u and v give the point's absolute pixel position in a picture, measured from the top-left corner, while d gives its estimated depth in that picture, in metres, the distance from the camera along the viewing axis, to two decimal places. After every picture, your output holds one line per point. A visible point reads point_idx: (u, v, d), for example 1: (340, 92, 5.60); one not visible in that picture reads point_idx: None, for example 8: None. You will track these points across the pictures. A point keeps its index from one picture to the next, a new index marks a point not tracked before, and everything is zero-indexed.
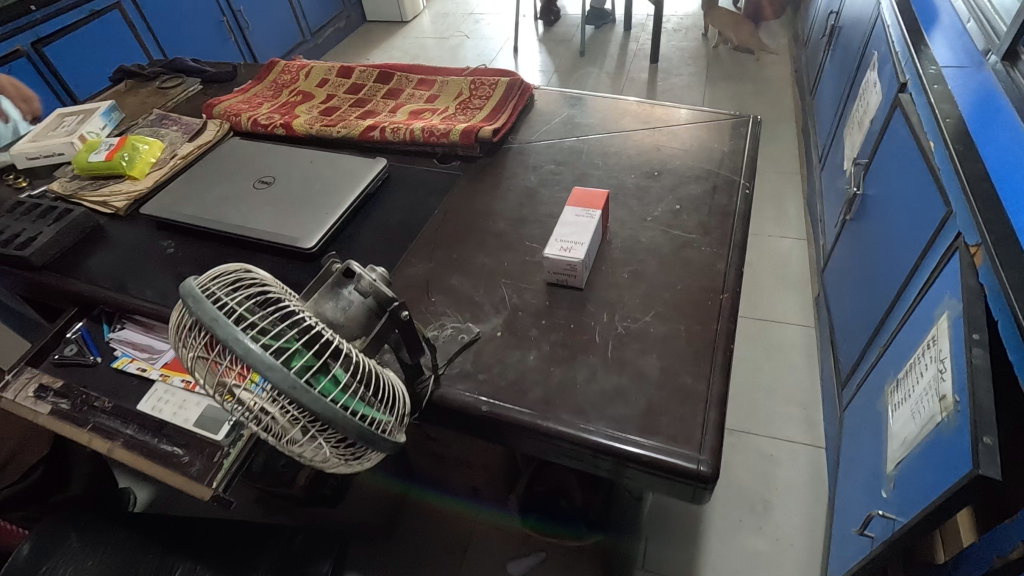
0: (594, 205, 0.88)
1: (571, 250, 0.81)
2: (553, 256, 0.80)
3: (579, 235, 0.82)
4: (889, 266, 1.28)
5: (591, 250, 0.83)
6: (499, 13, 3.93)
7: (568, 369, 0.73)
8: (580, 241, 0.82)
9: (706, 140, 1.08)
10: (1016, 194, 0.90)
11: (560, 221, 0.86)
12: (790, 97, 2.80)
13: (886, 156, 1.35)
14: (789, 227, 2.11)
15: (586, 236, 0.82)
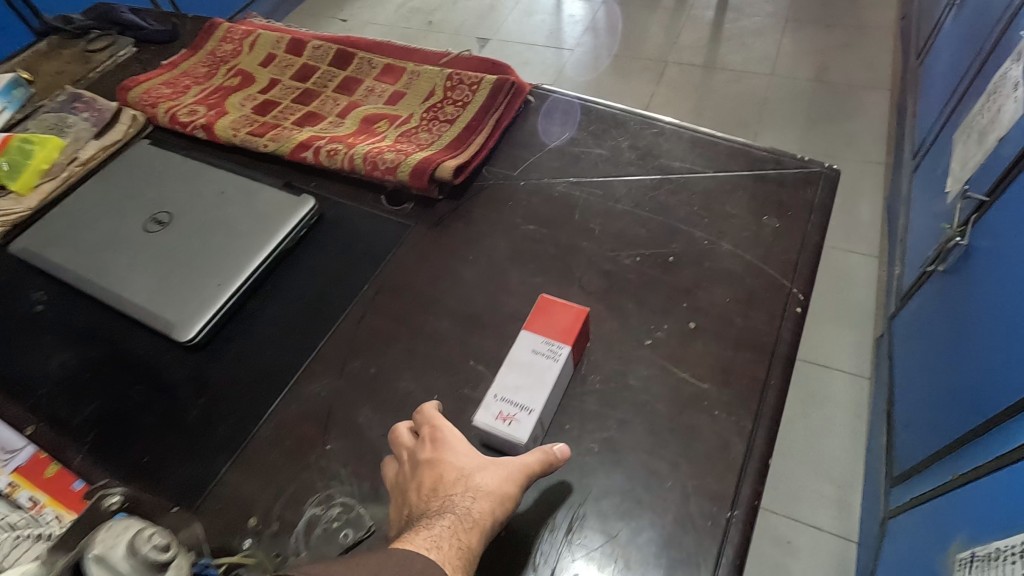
0: (564, 334, 0.61)
1: (513, 422, 0.56)
2: (484, 427, 0.56)
3: (530, 395, 0.57)
4: (983, 367, 0.95)
5: (546, 415, 0.58)
6: None
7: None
8: (529, 405, 0.56)
9: (753, 203, 0.76)
10: None
11: (511, 359, 0.59)
12: (889, 54, 2.26)
13: (1012, 206, 0.98)
14: (860, 240, 1.73)
15: (539, 400, 0.57)
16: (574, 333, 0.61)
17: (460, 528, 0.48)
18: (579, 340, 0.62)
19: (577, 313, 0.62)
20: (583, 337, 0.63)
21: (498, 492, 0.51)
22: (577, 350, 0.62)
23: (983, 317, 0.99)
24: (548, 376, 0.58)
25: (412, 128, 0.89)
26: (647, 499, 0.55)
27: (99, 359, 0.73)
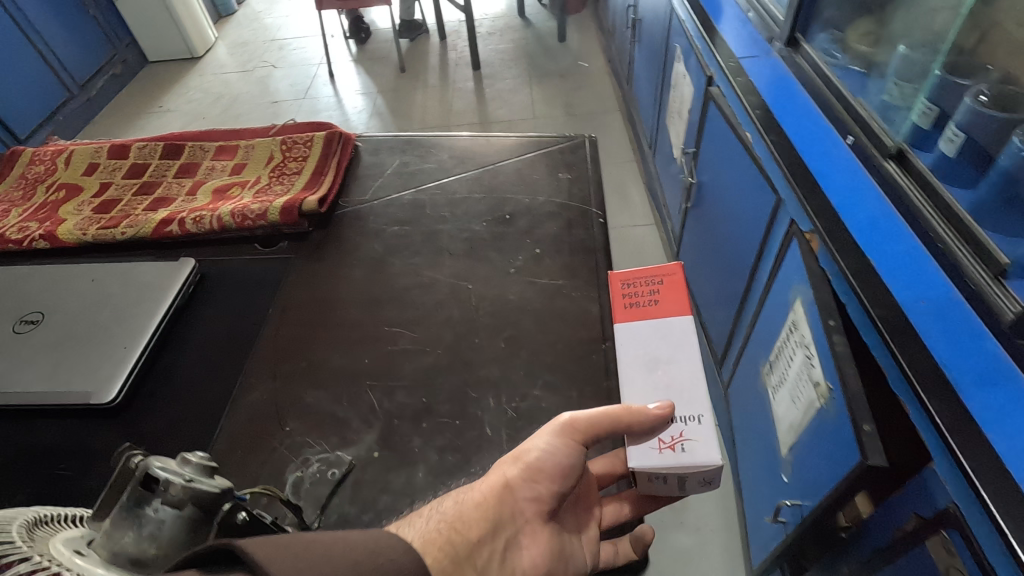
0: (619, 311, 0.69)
1: (676, 442, 0.58)
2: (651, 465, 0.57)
3: (688, 403, 0.60)
4: (734, 250, 1.34)
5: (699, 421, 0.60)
6: (304, 38, 3.67)
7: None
8: (691, 414, 0.59)
9: (548, 169, 1.04)
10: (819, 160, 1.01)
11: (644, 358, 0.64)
12: (609, 86, 2.95)
13: (709, 143, 1.43)
14: (638, 216, 2.21)
15: (638, 396, 0.62)
16: (622, 303, 0.69)
17: (471, 516, 0.54)
18: (643, 296, 0.69)
19: (618, 281, 0.71)
20: (660, 288, 0.69)
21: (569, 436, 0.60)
22: (651, 310, 0.67)
23: (721, 220, 1.40)
24: (625, 368, 0.64)
25: (265, 185, 1.03)
26: (550, 360, 0.74)
27: (4, 459, 0.71)
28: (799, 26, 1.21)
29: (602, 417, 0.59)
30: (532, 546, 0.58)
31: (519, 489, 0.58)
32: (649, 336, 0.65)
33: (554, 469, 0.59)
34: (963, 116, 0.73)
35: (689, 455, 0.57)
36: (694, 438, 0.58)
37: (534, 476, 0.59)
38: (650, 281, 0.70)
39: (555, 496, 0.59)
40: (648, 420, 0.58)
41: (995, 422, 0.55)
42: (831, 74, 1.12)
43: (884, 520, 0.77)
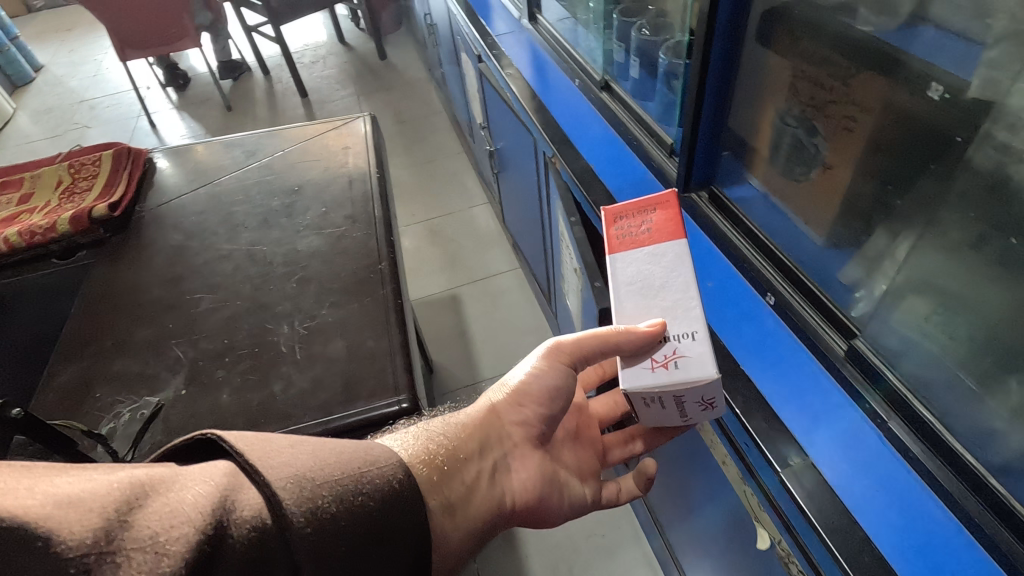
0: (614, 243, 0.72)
1: (669, 360, 0.62)
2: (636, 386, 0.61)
3: (687, 322, 0.63)
4: (526, 198, 1.59)
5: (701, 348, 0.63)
6: (118, 93, 3.53)
7: (535, 516, 0.78)
8: (689, 331, 0.63)
9: (332, 145, 1.18)
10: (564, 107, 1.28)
11: (635, 281, 0.69)
12: (433, 91, 3.16)
13: (493, 113, 1.66)
14: (474, 199, 2.41)
15: (629, 317, 0.66)
16: (614, 237, 0.72)
17: (457, 434, 0.71)
18: (635, 225, 0.73)
19: (611, 216, 0.74)
20: (654, 215, 0.72)
21: (546, 362, 0.73)
22: (643, 237, 0.71)
23: (515, 176, 1.64)
24: (619, 293, 0.68)
25: (54, 206, 1.06)
26: (337, 287, 0.88)
27: None
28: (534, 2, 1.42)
29: (585, 341, 0.68)
30: (522, 469, 0.75)
31: (507, 415, 0.75)
32: (643, 262, 0.69)
33: (541, 394, 0.74)
34: (639, 46, 1.09)
35: (683, 371, 0.60)
36: (687, 354, 0.61)
37: (520, 401, 0.74)
38: (642, 211, 0.74)
39: (540, 419, 0.75)
40: (643, 337, 0.63)
41: None
42: (561, 34, 1.35)
43: None
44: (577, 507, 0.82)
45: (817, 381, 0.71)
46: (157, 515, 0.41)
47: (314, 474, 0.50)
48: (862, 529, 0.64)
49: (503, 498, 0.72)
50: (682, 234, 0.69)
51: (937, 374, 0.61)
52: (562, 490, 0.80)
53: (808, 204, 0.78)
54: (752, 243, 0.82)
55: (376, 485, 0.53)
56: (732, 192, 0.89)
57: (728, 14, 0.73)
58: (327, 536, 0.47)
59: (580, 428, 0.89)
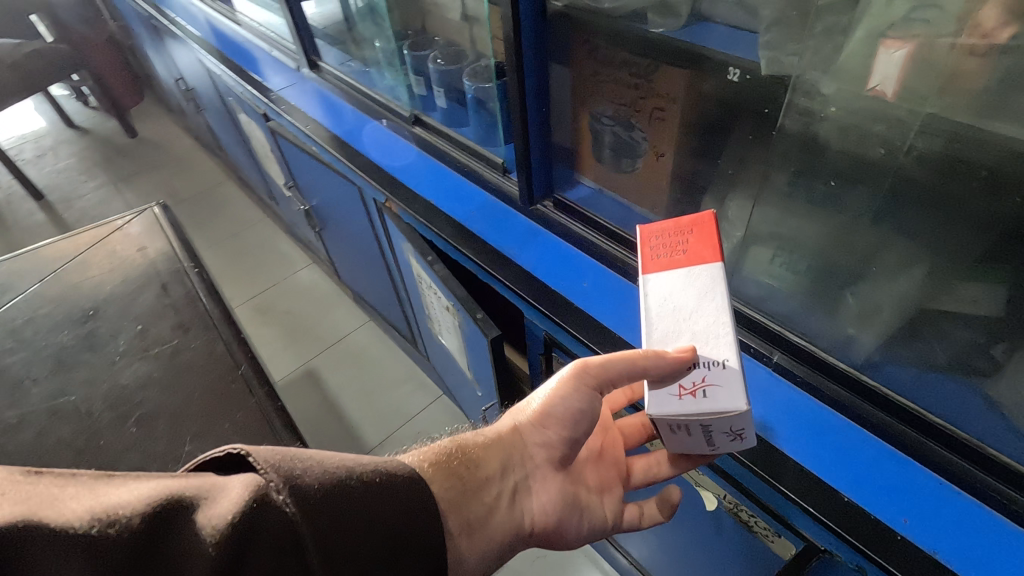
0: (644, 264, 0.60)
1: (696, 389, 0.53)
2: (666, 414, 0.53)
3: (718, 347, 0.54)
4: (361, 248, 1.50)
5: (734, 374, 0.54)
6: None
7: (552, 537, 0.76)
8: (722, 357, 0.53)
9: (123, 250, 0.99)
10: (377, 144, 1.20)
11: (670, 301, 0.57)
12: (208, 159, 2.85)
13: (297, 170, 1.54)
14: (296, 263, 2.24)
15: (659, 340, 0.56)
16: (645, 257, 0.60)
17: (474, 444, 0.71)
18: (667, 249, 0.59)
19: (647, 232, 0.61)
20: (689, 238, 0.59)
21: (565, 383, 0.67)
22: (681, 255, 0.58)
23: (342, 228, 1.54)
24: (647, 317, 0.58)
25: None
26: (194, 412, 0.74)
27: None
28: (310, 51, 1.39)
29: (615, 363, 0.59)
30: (539, 492, 0.72)
31: (530, 435, 0.72)
32: (674, 287, 0.57)
33: (565, 416, 0.69)
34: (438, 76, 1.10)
35: (711, 400, 0.52)
36: (717, 383, 0.53)
37: (545, 424, 0.70)
38: (681, 231, 0.60)
39: (563, 441, 0.71)
40: (673, 359, 0.53)
41: (542, 269, 0.90)
42: (352, 78, 1.34)
43: (536, 369, 1.02)
44: (591, 531, 0.78)
45: None
46: (183, 541, 0.41)
47: (339, 490, 0.48)
48: (785, 453, 0.66)
49: (521, 520, 0.70)
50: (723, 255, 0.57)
51: (792, 305, 0.73)
52: (581, 511, 0.76)
53: (640, 192, 0.88)
54: (608, 237, 0.88)
55: (393, 505, 0.51)
56: (571, 195, 0.95)
57: (532, 38, 0.76)
58: (342, 554, 0.47)
59: (606, 448, 0.82)
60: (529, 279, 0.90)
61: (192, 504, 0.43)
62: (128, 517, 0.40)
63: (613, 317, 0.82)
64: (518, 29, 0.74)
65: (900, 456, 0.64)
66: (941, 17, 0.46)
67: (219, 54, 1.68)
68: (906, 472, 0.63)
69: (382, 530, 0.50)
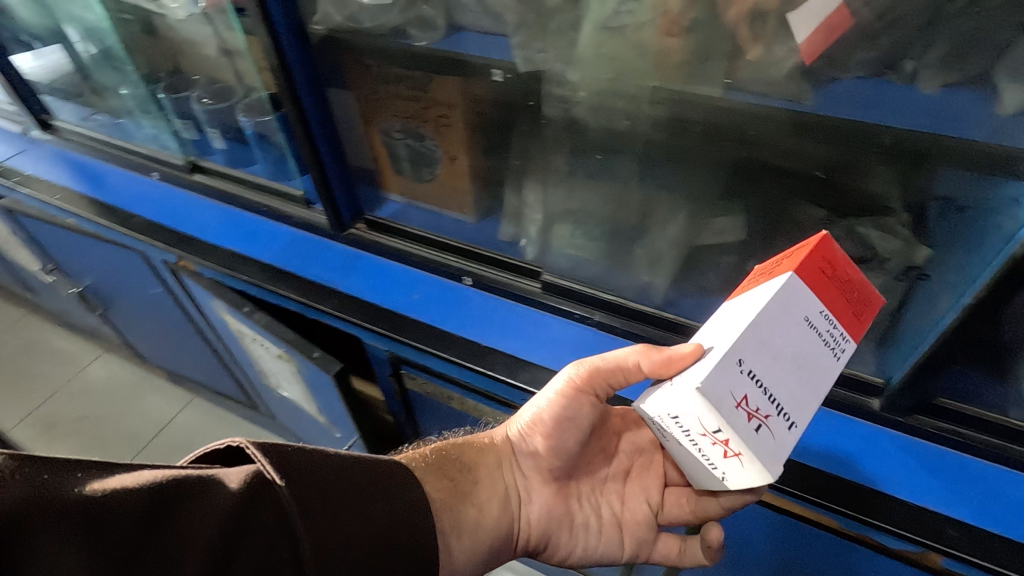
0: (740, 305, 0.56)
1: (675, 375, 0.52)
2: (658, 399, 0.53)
3: (725, 337, 0.48)
4: (163, 320, 1.33)
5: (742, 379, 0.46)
6: None
7: (543, 547, 0.76)
8: (721, 347, 0.47)
9: None
10: (153, 201, 1.08)
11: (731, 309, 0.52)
12: None
13: (55, 249, 1.30)
14: (82, 358, 1.89)
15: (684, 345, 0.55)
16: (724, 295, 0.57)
17: (457, 445, 0.75)
18: (754, 277, 0.54)
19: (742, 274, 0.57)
20: (785, 254, 0.52)
21: (563, 386, 0.67)
22: (771, 272, 0.51)
23: (132, 303, 1.35)
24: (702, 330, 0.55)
25: None
26: None
27: None
28: (35, 109, 1.19)
29: (620, 368, 0.64)
30: (534, 499, 0.74)
31: (519, 445, 0.74)
32: (719, 316, 0.54)
33: (553, 423, 0.69)
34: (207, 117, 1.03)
35: (687, 382, 0.47)
36: (701, 367, 0.47)
37: (534, 429, 0.71)
38: (785, 253, 0.52)
39: (550, 453, 0.72)
40: (676, 359, 0.54)
41: (369, 291, 0.89)
42: (100, 133, 1.17)
43: (389, 393, 1.00)
44: (596, 549, 0.75)
45: (536, 319, 0.83)
46: (180, 527, 0.41)
47: (335, 488, 0.49)
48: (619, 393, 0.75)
49: (512, 521, 0.72)
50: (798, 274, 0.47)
51: (596, 269, 0.82)
52: (572, 531, 0.75)
53: (445, 197, 0.92)
54: (427, 245, 0.90)
55: (386, 503, 0.52)
56: (380, 212, 0.95)
57: (305, 75, 0.77)
58: (337, 548, 0.47)
59: (634, 468, 0.76)
60: (359, 304, 0.89)
61: (195, 490, 0.43)
62: (129, 491, 0.40)
63: (450, 321, 0.83)
64: (290, 71, 0.74)
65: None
66: (639, 8, 0.56)
67: None
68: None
69: (375, 526, 0.50)
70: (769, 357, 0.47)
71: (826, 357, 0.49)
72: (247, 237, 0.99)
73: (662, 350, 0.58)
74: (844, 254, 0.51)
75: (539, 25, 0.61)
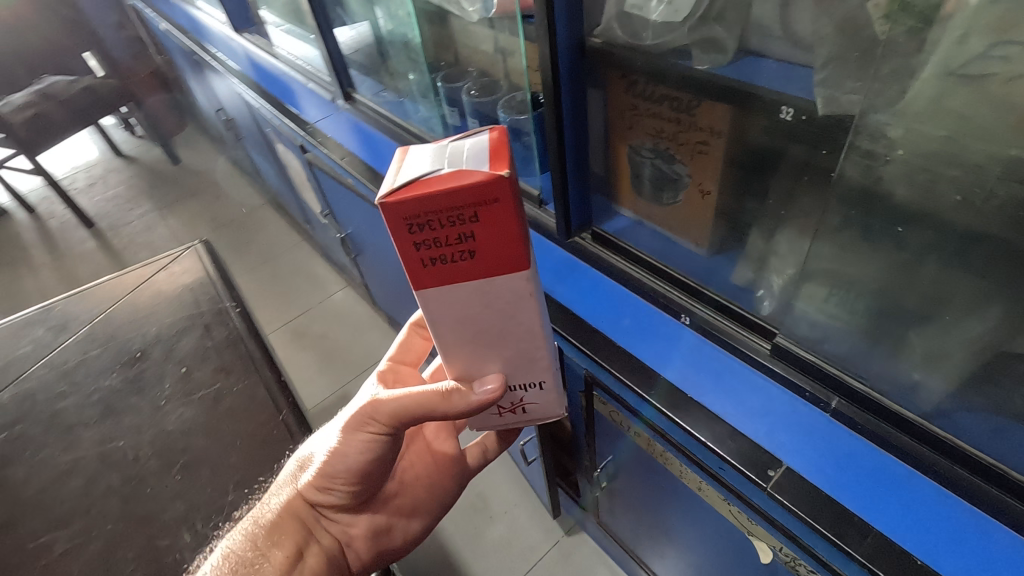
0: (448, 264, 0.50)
1: (516, 408, 0.67)
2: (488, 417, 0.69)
3: (537, 373, 0.61)
4: (396, 277, 1.52)
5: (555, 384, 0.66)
6: None
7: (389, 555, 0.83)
8: (541, 378, 0.62)
9: (169, 292, 1.05)
10: None
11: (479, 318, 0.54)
12: (246, 185, 2.93)
13: (333, 199, 1.57)
14: (331, 286, 2.28)
15: (463, 371, 0.60)
16: (418, 261, 0.48)
17: (258, 535, 0.71)
18: (449, 244, 0.47)
19: (404, 218, 0.45)
20: (471, 227, 0.46)
21: (367, 418, 0.67)
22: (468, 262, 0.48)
23: (377, 255, 1.56)
24: (445, 356, 0.58)
25: None
26: (242, 466, 0.78)
27: None
28: (345, 83, 1.42)
29: (403, 404, 0.63)
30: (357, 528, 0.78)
31: (321, 499, 0.74)
32: (473, 311, 0.53)
33: (350, 469, 0.71)
34: (472, 109, 1.11)
35: (528, 412, 0.67)
36: (531, 401, 0.66)
37: (329, 482, 0.72)
38: (456, 221, 0.46)
39: (356, 491, 0.74)
40: (481, 398, 0.61)
41: (582, 306, 0.88)
42: (385, 109, 1.35)
43: (574, 407, 0.99)
44: (430, 523, 0.87)
45: (753, 383, 0.74)
46: None
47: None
48: (833, 498, 0.62)
49: (342, 562, 0.76)
50: (518, 261, 0.48)
51: (847, 347, 0.68)
52: (391, 532, 0.82)
53: (681, 225, 0.85)
54: (653, 274, 0.85)
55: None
56: (608, 226, 0.93)
57: (571, 95, 0.78)
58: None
59: (433, 446, 0.87)
60: (568, 316, 0.88)
61: None
62: None
63: (654, 356, 0.80)
64: (558, 85, 0.75)
65: (940, 491, 0.60)
66: (1021, 55, 0.42)
67: (258, 89, 1.75)
68: (947, 512, 0.59)
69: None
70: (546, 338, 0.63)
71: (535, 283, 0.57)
72: None
73: (468, 391, 0.61)
74: (508, 152, 0.47)
75: (860, 63, 0.52)
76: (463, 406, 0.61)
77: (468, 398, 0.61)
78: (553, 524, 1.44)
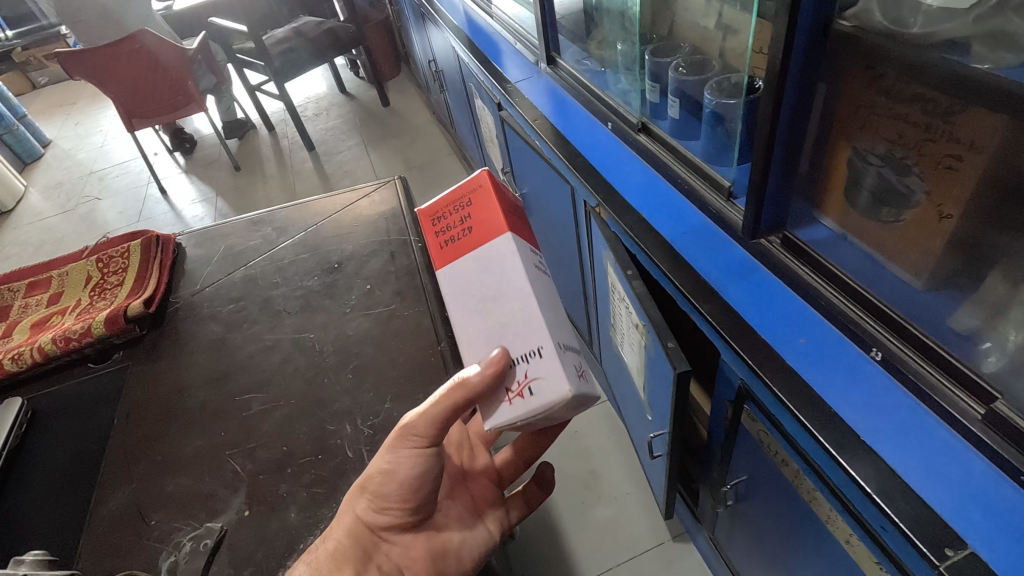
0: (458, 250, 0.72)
1: (523, 387, 0.61)
2: (504, 420, 0.61)
3: (537, 337, 0.62)
4: (558, 242, 1.54)
5: (570, 365, 0.61)
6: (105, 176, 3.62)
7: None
8: (541, 344, 0.61)
9: (367, 217, 1.19)
10: (593, 147, 1.22)
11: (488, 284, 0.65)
12: (439, 134, 3.17)
13: (517, 158, 1.62)
14: None
15: (476, 352, 0.64)
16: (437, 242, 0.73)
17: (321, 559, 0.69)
18: (455, 227, 0.73)
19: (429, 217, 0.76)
20: (467, 209, 0.74)
21: (409, 433, 0.68)
22: (468, 235, 0.71)
23: (546, 218, 1.59)
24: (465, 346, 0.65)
25: (85, 306, 1.15)
26: (401, 380, 0.87)
27: None
28: (551, 46, 1.43)
29: (435, 407, 0.65)
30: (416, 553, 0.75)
31: (374, 520, 0.71)
32: (471, 278, 0.68)
33: (401, 482, 0.70)
34: (675, 86, 1.06)
35: (538, 394, 0.60)
36: (538, 376, 0.60)
37: (380, 501, 0.71)
38: (458, 210, 0.74)
39: (408, 508, 0.72)
40: (487, 371, 0.61)
41: (753, 312, 0.81)
42: (585, 77, 1.34)
43: (717, 415, 0.94)
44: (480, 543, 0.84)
45: (948, 446, 0.63)
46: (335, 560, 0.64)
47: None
48: None
49: None
50: (504, 228, 0.69)
51: None
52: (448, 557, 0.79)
53: (900, 248, 0.74)
54: (846, 295, 0.75)
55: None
56: (805, 234, 0.84)
57: (798, 81, 0.70)
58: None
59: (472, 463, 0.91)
60: (735, 320, 0.82)
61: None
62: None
63: (826, 387, 0.71)
64: (788, 69, 0.68)
65: None
66: None
67: (470, 45, 1.84)
68: None
69: None
70: (555, 320, 0.64)
71: (544, 274, 0.68)
72: (653, 206, 1.03)
73: (475, 371, 0.62)
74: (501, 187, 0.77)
75: None
76: (476, 387, 0.61)
77: (476, 372, 0.61)
78: (662, 526, 1.40)
